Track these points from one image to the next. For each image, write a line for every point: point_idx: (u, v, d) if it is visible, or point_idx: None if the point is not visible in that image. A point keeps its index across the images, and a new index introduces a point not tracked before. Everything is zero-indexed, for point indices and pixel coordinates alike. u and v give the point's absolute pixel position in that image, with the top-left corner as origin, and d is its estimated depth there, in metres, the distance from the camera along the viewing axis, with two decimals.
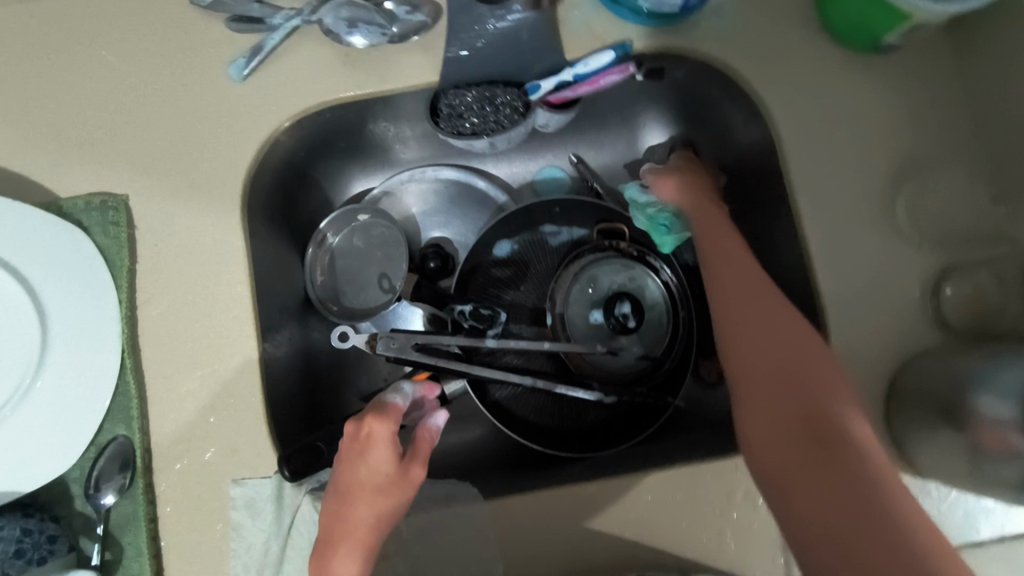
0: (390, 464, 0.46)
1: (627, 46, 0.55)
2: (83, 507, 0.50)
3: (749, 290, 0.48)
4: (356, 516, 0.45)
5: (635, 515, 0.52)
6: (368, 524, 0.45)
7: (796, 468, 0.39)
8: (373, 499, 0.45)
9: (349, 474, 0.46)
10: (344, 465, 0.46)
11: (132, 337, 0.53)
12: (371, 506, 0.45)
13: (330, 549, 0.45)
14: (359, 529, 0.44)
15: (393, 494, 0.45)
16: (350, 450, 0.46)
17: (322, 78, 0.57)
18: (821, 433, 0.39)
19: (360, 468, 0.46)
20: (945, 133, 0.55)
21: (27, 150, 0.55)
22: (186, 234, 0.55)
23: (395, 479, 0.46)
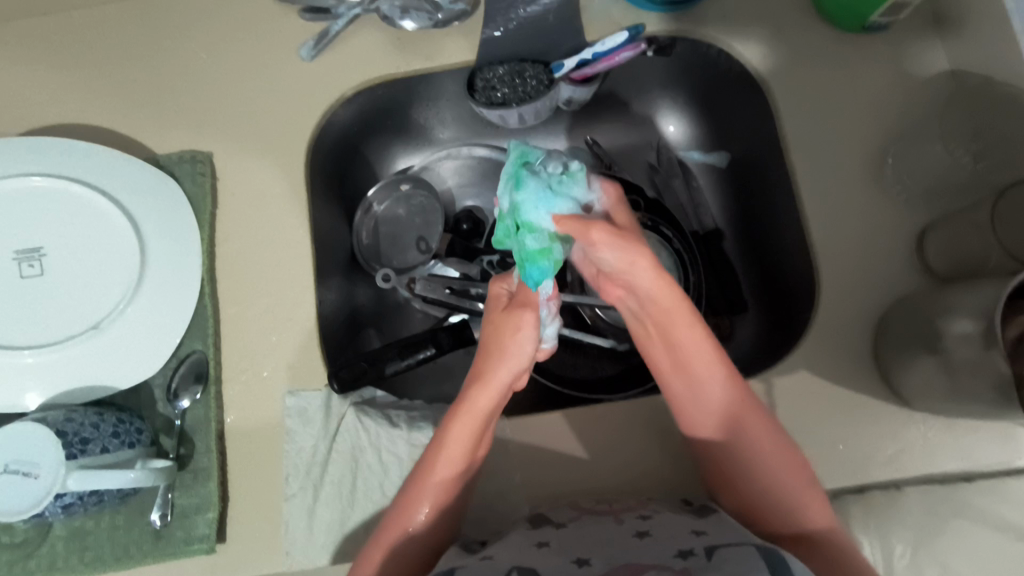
0: (523, 320, 0.52)
1: (640, 28, 0.63)
2: (165, 409, 0.59)
3: (701, 358, 0.50)
4: (487, 358, 0.52)
5: (641, 435, 0.57)
6: (485, 393, 0.51)
7: (747, 494, 0.50)
8: (502, 351, 0.52)
9: (488, 333, 0.53)
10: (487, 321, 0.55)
11: (210, 268, 0.62)
12: (496, 342, 0.53)
13: (448, 416, 0.51)
14: (477, 394, 0.51)
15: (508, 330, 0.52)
16: (493, 308, 0.55)
17: (377, 57, 0.67)
18: (755, 474, 0.49)
19: (498, 322, 0.53)
20: (928, 101, 0.61)
21: (133, 115, 0.66)
22: (258, 185, 0.64)
23: (525, 334, 0.52)
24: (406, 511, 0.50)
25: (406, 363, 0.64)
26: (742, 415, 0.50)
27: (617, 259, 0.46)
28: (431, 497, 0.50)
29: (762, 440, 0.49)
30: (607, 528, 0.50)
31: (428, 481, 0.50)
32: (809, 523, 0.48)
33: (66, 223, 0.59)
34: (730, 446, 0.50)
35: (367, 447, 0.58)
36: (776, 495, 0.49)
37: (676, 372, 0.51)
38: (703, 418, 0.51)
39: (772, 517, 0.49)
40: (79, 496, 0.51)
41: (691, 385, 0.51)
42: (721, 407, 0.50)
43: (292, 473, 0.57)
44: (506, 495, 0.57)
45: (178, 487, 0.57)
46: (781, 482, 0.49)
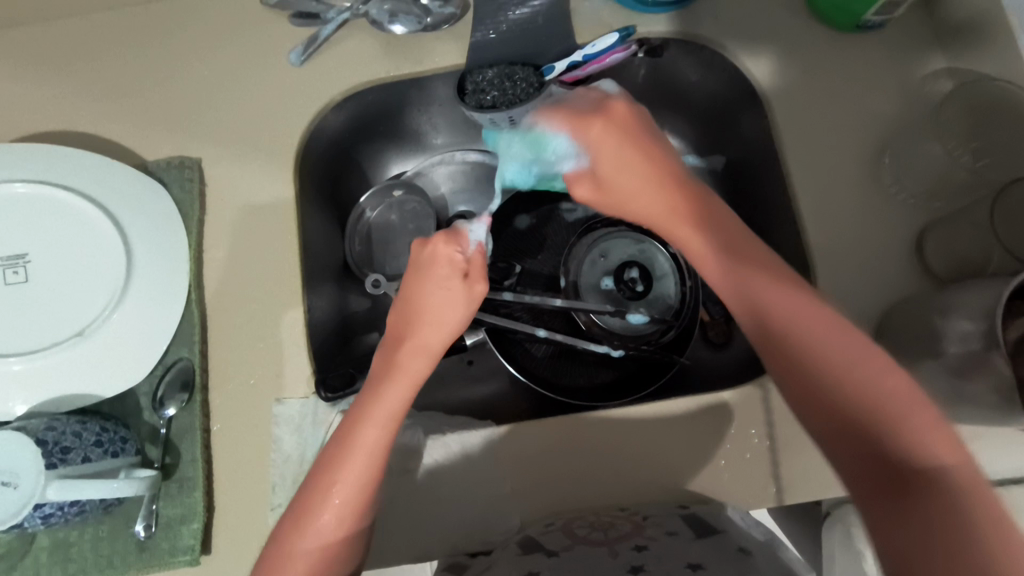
0: (464, 289, 0.49)
1: (631, 29, 0.63)
2: (151, 418, 0.58)
3: (721, 240, 0.45)
4: (425, 324, 0.48)
5: (634, 441, 0.56)
6: (421, 359, 0.48)
7: (819, 405, 0.38)
8: (438, 319, 0.48)
9: (425, 292, 0.49)
10: (417, 279, 0.49)
11: (198, 275, 0.61)
12: (438, 304, 0.48)
13: (377, 385, 0.47)
14: (408, 360, 0.48)
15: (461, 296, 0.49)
16: (435, 266, 0.49)
17: (367, 61, 0.67)
18: (827, 383, 0.38)
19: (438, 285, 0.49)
20: (923, 100, 0.61)
21: (123, 122, 0.66)
22: (247, 190, 0.64)
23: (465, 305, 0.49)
24: (316, 495, 0.45)
25: None
26: (770, 304, 0.41)
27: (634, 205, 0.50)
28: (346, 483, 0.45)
29: (831, 334, 0.39)
30: (603, 564, 0.46)
31: (348, 461, 0.45)
32: (915, 453, 0.35)
33: (52, 229, 0.59)
34: (781, 351, 0.40)
35: None
36: (860, 406, 0.37)
37: (729, 285, 0.44)
38: (742, 310, 0.43)
39: (878, 441, 0.36)
40: (59, 507, 0.50)
41: (716, 270, 0.45)
42: (755, 308, 0.42)
43: (280, 483, 0.56)
44: (497, 504, 0.56)
45: (162, 498, 0.56)
46: (850, 403, 0.37)
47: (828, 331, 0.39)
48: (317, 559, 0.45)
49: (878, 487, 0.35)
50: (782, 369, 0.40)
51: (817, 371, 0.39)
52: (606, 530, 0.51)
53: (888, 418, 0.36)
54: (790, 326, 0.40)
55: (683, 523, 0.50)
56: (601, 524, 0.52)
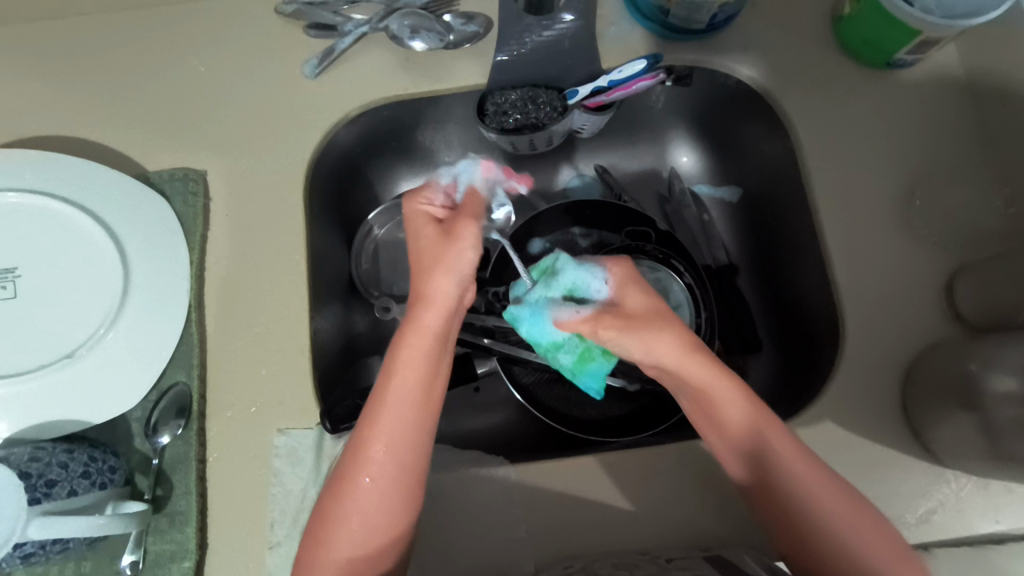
0: (464, 233, 0.51)
1: (658, 57, 0.61)
2: (143, 445, 0.55)
3: (719, 390, 0.50)
4: (435, 293, 0.49)
5: (657, 485, 0.53)
6: (416, 338, 0.48)
7: (770, 505, 0.48)
8: (442, 266, 0.49)
9: (421, 253, 0.51)
10: (417, 254, 0.51)
11: (198, 294, 0.58)
12: (434, 266, 0.50)
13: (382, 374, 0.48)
14: (425, 316, 0.49)
15: (450, 254, 0.50)
16: (421, 225, 0.53)
17: (384, 76, 0.64)
18: (782, 489, 0.47)
19: (435, 255, 0.50)
20: (954, 142, 0.60)
21: (126, 130, 0.63)
22: (254, 206, 0.61)
23: (467, 244, 0.50)
24: (342, 488, 0.46)
25: None
26: (766, 430, 0.49)
27: (632, 345, 0.53)
28: (390, 433, 0.46)
29: (800, 449, 0.48)
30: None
31: (381, 425, 0.46)
32: (846, 534, 0.45)
33: (45, 242, 0.56)
34: (775, 515, 0.47)
35: None
36: (816, 509, 0.46)
37: (714, 431, 0.51)
38: (735, 462, 0.50)
39: (829, 547, 0.45)
40: (41, 546, 0.47)
41: (727, 440, 0.50)
42: (755, 439, 0.49)
43: (278, 519, 0.53)
44: (510, 549, 0.53)
45: (152, 532, 0.52)
46: (793, 500, 0.47)
47: (817, 469, 0.47)
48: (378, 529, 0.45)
49: (802, 551, 0.46)
50: (763, 480, 0.48)
51: (796, 492, 0.47)
52: (630, 570, 0.48)
53: (839, 518, 0.46)
54: (778, 454, 0.48)
55: (705, 563, 0.48)
56: (623, 565, 0.49)
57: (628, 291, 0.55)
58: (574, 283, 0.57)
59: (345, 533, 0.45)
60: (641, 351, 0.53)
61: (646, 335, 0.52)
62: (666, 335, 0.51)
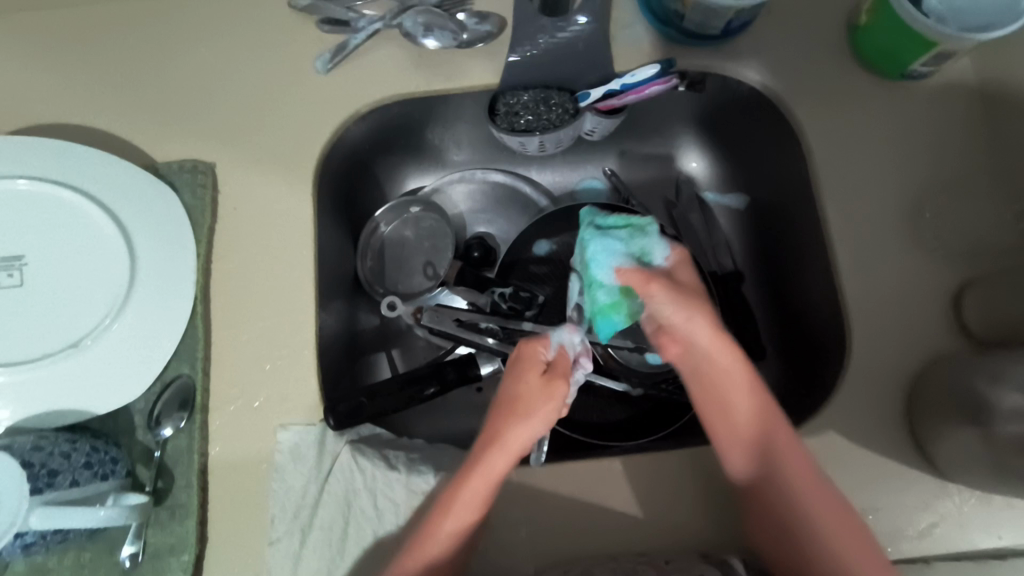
0: (558, 393, 0.49)
1: (671, 61, 0.61)
2: (144, 438, 0.55)
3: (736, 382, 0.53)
4: (509, 438, 0.48)
5: (660, 491, 0.53)
6: (483, 481, 0.47)
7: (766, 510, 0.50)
8: (519, 412, 0.49)
9: (507, 391, 0.50)
10: (501, 390, 0.50)
11: (204, 287, 0.58)
12: (512, 416, 0.48)
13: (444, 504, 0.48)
14: (496, 460, 0.47)
15: (538, 405, 0.48)
16: (525, 370, 0.50)
17: (396, 73, 0.64)
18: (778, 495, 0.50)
19: (518, 395, 0.49)
20: (965, 155, 0.60)
21: (135, 120, 0.62)
22: (262, 200, 0.60)
23: (549, 403, 0.49)
24: None
25: (405, 399, 0.61)
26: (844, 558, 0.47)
27: (673, 312, 0.53)
28: (436, 559, 0.47)
29: None
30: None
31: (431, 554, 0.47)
32: (835, 549, 0.47)
33: (53, 231, 0.55)
34: None
35: (361, 491, 0.53)
36: None
37: (725, 429, 0.53)
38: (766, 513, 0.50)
39: None
40: (41, 535, 0.47)
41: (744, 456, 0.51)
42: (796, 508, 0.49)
43: (279, 515, 0.52)
44: (510, 551, 0.53)
45: (152, 524, 0.52)
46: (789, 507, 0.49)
47: None
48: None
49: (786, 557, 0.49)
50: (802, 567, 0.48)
51: None
52: None
53: None
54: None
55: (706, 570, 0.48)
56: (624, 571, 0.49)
57: (678, 267, 0.55)
58: (642, 244, 0.55)
59: None
60: (679, 322, 0.53)
61: (692, 318, 0.53)
62: (709, 326, 0.53)
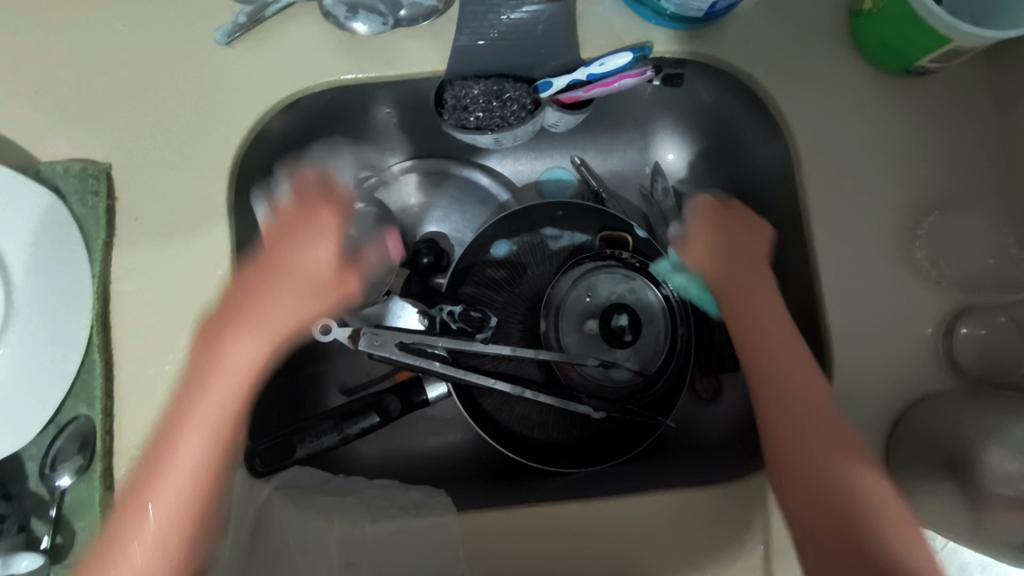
0: (322, 223, 0.51)
1: (646, 49, 0.53)
2: (38, 487, 0.48)
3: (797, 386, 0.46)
4: (271, 303, 0.47)
5: (620, 542, 0.48)
6: (287, 263, 0.48)
7: (806, 521, 0.42)
8: (291, 267, 0.48)
9: (286, 233, 0.50)
10: (288, 234, 0.50)
11: (102, 312, 0.50)
12: (289, 285, 0.47)
13: (230, 316, 0.46)
14: (282, 272, 0.48)
15: (318, 280, 0.49)
16: (287, 216, 0.51)
17: (323, 55, 0.54)
18: (831, 506, 0.41)
19: (296, 220, 0.50)
20: (968, 166, 0.53)
21: (11, 109, 0.52)
22: (169, 209, 0.52)
23: (320, 245, 0.50)
24: (174, 434, 0.43)
25: (342, 437, 0.57)
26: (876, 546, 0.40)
27: (781, 365, 0.47)
28: (208, 408, 0.43)
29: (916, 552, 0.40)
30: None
31: (210, 416, 0.43)
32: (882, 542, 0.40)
33: None
34: None
35: (289, 542, 0.49)
36: None
37: (795, 474, 0.43)
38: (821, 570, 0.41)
39: None
40: None
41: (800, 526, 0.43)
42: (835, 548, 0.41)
43: None
44: None
45: None
46: (845, 522, 0.41)
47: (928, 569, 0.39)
48: (155, 533, 0.41)
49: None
50: None
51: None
52: None
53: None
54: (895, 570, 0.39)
55: None
56: None
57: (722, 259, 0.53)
58: None
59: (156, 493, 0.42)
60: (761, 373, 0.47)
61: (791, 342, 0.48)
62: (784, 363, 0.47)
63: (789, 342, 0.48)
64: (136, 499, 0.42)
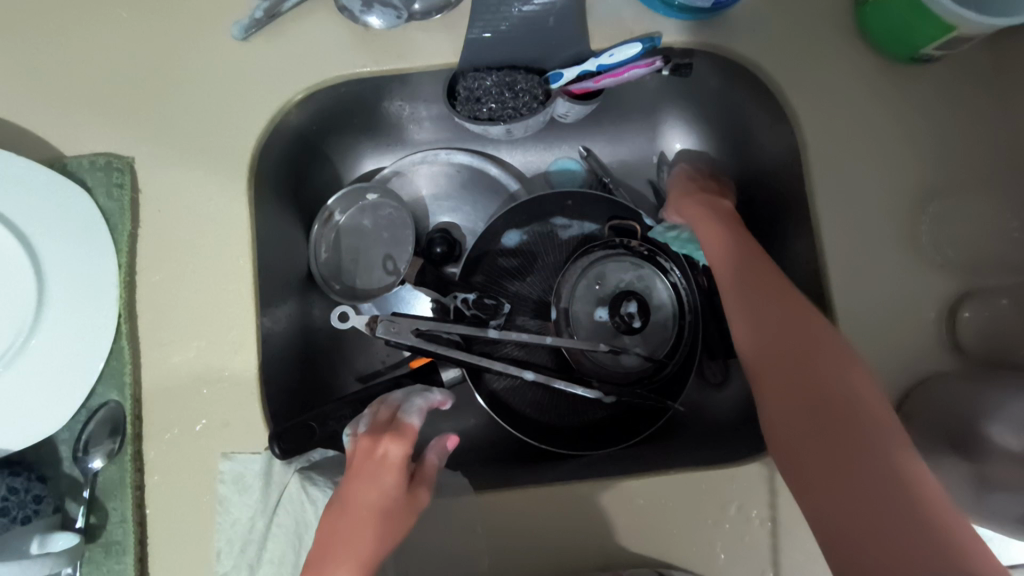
0: (391, 456, 0.45)
1: (656, 39, 0.52)
2: (71, 470, 0.50)
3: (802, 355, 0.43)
4: (353, 548, 0.41)
5: (633, 519, 0.50)
6: (360, 487, 0.43)
7: (782, 436, 0.42)
8: (362, 506, 0.43)
9: (349, 482, 0.44)
10: (355, 480, 0.44)
11: (129, 301, 0.52)
12: (376, 529, 0.42)
13: (318, 558, 0.41)
14: (381, 481, 0.44)
15: (399, 516, 0.43)
16: (356, 458, 0.45)
17: (338, 48, 0.55)
18: (806, 415, 0.41)
19: (363, 468, 0.44)
20: (973, 151, 0.54)
21: (36, 104, 0.54)
22: (191, 201, 0.53)
23: (390, 474, 0.44)
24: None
25: None
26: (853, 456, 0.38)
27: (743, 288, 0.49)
28: None
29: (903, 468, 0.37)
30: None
31: None
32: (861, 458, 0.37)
33: None
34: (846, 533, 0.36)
35: (312, 523, 0.50)
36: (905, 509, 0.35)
37: (772, 389, 0.43)
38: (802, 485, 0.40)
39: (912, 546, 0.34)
40: None
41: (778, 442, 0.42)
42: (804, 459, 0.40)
43: (225, 549, 0.49)
44: None
45: (88, 562, 0.49)
46: (864, 484, 0.36)
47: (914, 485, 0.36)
48: None
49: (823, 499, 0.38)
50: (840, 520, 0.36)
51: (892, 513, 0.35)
52: None
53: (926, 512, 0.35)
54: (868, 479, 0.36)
55: None
56: None
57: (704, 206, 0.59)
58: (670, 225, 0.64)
59: None
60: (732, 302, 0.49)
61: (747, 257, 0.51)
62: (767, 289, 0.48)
63: (780, 291, 0.47)
64: None
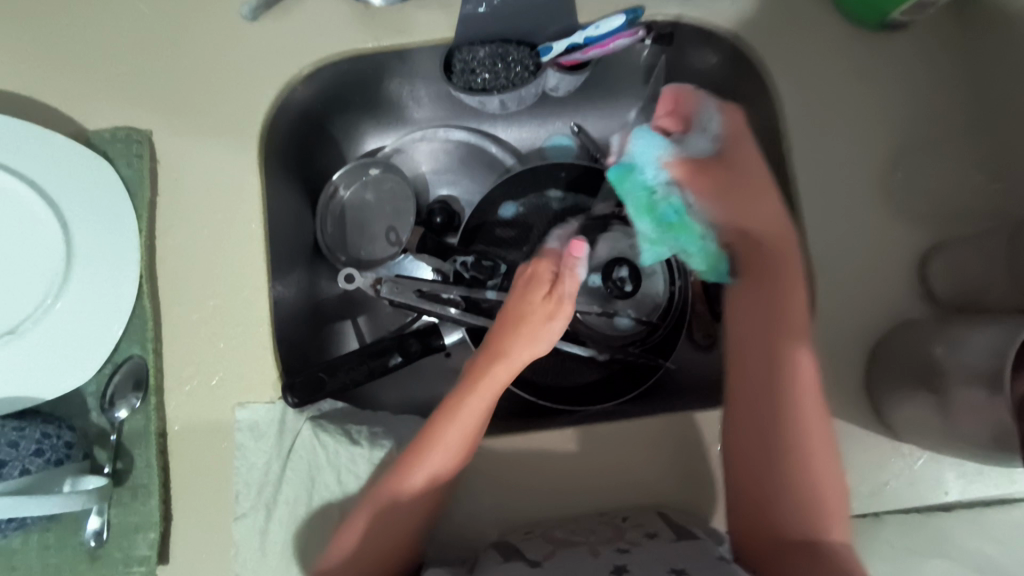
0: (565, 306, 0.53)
1: (638, 10, 0.57)
2: (99, 420, 0.54)
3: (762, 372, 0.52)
4: (510, 362, 0.52)
5: (624, 459, 0.54)
6: (527, 327, 0.53)
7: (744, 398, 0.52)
8: (522, 335, 0.53)
9: (526, 313, 0.53)
10: (527, 311, 0.53)
11: (150, 263, 0.56)
12: (519, 348, 0.52)
13: (463, 385, 0.52)
14: (526, 321, 0.53)
15: (534, 340, 0.53)
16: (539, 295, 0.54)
17: (342, 26, 0.59)
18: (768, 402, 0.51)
19: (534, 305, 0.53)
20: (940, 111, 0.57)
21: (59, 82, 0.58)
22: (206, 170, 0.57)
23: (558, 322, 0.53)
24: (465, 393, 0.51)
25: (368, 373, 0.60)
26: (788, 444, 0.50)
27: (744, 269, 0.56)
28: (455, 447, 0.50)
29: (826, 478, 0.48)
30: (583, 563, 0.47)
31: (449, 442, 0.50)
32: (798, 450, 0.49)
33: None
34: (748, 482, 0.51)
35: (324, 466, 0.53)
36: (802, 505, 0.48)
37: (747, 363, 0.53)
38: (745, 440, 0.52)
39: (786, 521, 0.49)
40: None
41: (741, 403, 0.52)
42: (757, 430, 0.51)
43: (243, 491, 0.53)
44: (473, 520, 0.53)
45: (115, 505, 0.52)
46: (786, 477, 0.49)
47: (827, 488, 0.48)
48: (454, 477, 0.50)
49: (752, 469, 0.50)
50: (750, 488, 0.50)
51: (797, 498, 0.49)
52: (585, 535, 0.50)
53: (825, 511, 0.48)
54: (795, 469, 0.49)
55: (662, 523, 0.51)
56: (580, 530, 0.51)
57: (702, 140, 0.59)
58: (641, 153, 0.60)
59: (441, 453, 0.50)
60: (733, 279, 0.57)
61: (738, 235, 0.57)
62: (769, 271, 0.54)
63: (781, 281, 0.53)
64: (418, 461, 0.49)
